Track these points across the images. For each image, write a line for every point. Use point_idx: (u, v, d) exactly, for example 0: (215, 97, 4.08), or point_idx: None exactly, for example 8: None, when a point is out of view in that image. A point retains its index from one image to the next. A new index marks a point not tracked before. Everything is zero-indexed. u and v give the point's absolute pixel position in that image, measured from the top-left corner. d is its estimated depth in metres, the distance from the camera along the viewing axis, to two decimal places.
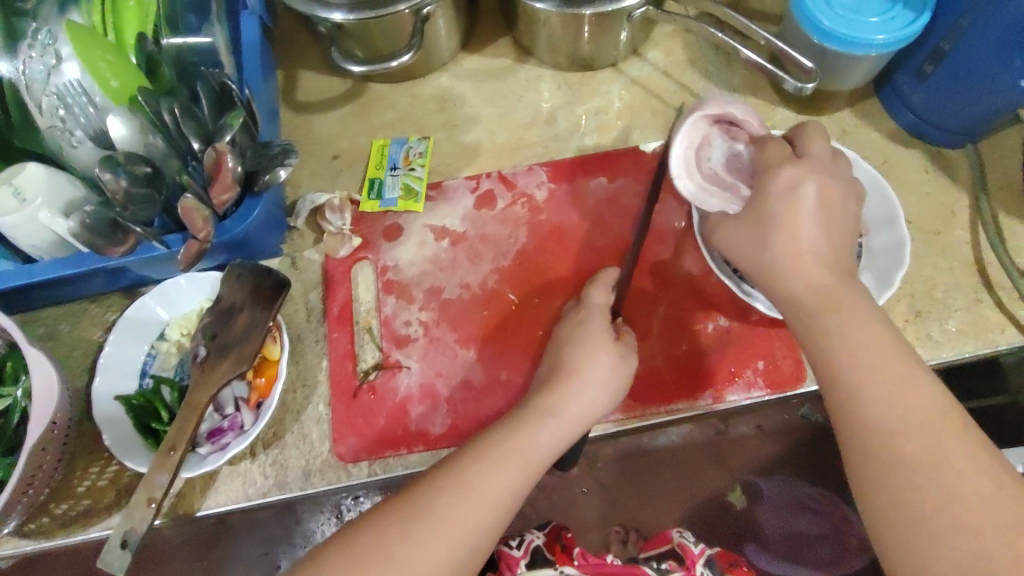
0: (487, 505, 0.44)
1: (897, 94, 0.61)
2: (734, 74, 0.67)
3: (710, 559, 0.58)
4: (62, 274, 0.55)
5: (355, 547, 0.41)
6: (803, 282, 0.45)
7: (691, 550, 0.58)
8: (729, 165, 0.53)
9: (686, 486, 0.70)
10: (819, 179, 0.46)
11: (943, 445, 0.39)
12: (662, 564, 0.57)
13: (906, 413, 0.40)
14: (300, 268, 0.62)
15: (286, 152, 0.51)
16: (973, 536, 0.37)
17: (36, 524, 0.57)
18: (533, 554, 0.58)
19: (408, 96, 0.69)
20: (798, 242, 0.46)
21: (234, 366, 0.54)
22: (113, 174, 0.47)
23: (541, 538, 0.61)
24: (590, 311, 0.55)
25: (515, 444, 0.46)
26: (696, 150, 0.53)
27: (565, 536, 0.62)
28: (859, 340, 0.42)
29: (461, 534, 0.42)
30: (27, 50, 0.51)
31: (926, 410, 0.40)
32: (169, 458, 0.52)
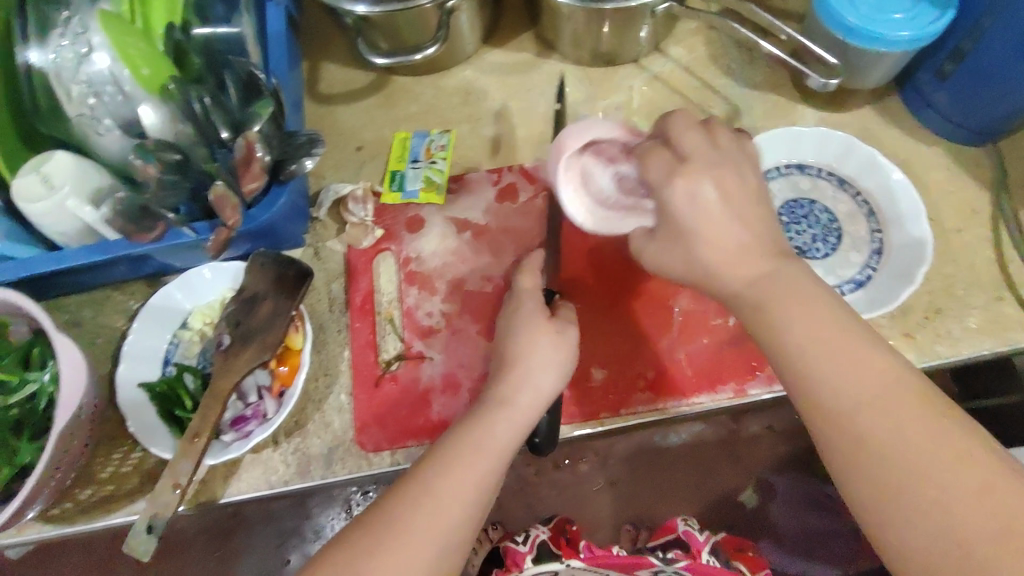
0: (444, 508, 0.43)
1: (918, 93, 0.61)
2: (756, 71, 0.67)
3: (710, 546, 0.74)
4: (93, 261, 0.55)
5: (357, 543, 0.42)
6: (734, 272, 0.45)
7: (692, 538, 0.73)
8: (622, 186, 0.52)
9: (698, 487, 0.89)
10: (716, 176, 0.45)
11: (905, 420, 0.39)
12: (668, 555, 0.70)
13: (866, 391, 0.40)
14: (322, 258, 0.63)
15: (312, 142, 0.52)
16: (933, 516, 0.37)
17: (60, 509, 0.58)
18: (537, 549, 0.73)
19: (431, 89, 0.69)
20: (724, 244, 0.44)
21: (257, 354, 0.55)
22: (144, 160, 0.48)
23: (546, 533, 0.77)
24: (520, 297, 0.54)
25: (472, 441, 0.46)
26: (585, 188, 0.53)
27: (569, 529, 0.80)
28: (804, 321, 0.42)
29: (447, 517, 0.43)
30: (59, 38, 0.51)
31: (886, 387, 0.40)
32: (193, 445, 0.53)
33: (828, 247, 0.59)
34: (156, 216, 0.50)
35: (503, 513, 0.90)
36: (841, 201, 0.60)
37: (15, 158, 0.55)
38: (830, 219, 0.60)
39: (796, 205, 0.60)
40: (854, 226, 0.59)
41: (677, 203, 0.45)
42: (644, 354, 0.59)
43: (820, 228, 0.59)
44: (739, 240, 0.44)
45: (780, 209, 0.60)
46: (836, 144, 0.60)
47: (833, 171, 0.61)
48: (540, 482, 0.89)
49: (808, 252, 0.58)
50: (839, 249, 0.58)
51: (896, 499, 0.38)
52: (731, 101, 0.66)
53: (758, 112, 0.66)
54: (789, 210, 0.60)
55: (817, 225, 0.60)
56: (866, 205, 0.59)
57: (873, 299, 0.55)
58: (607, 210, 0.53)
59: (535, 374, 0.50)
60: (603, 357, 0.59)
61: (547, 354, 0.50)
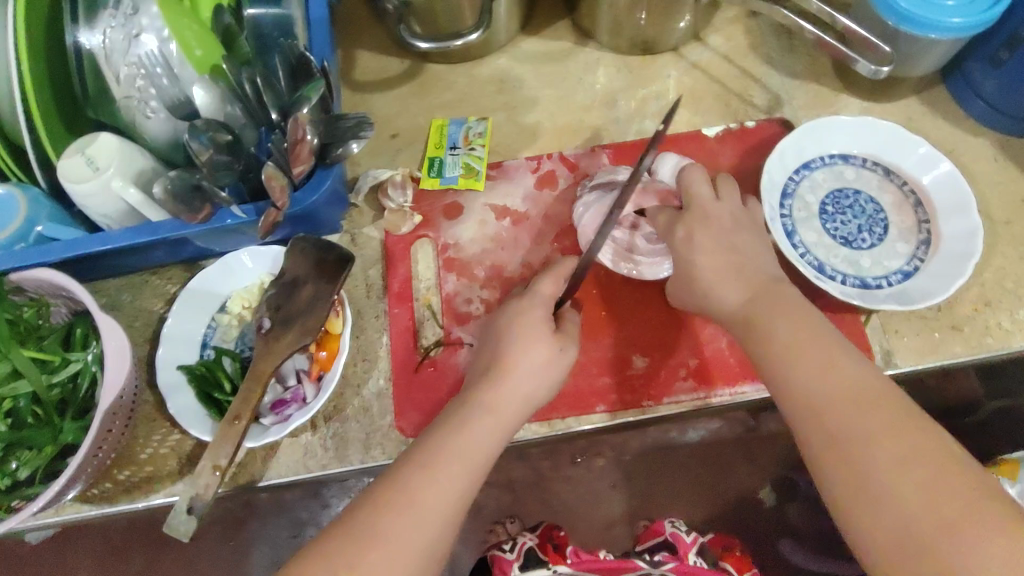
0: (432, 509, 0.42)
1: (966, 82, 0.62)
2: (796, 61, 0.67)
3: (702, 548, 0.63)
4: (136, 242, 0.54)
5: (412, 510, 0.42)
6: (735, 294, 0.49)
7: (684, 539, 0.63)
8: (650, 244, 0.60)
9: (714, 486, 0.74)
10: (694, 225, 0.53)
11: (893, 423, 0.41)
12: (655, 556, 0.62)
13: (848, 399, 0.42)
14: (359, 244, 0.63)
15: (360, 125, 0.52)
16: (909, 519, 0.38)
17: (99, 489, 0.58)
18: (525, 556, 0.61)
19: (466, 77, 0.69)
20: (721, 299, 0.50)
21: (298, 338, 0.54)
22: (198, 141, 0.48)
23: (533, 539, 0.63)
24: (534, 299, 0.53)
25: (454, 444, 0.45)
26: (620, 250, 0.60)
27: (557, 534, 0.64)
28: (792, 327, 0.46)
29: (434, 517, 0.42)
30: (109, 19, 0.52)
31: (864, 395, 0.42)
32: (233, 428, 0.51)
33: (875, 237, 0.58)
34: (207, 197, 0.50)
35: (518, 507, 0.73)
36: (887, 191, 0.60)
37: (58, 139, 0.55)
38: (876, 210, 0.59)
39: (841, 194, 0.60)
40: (900, 216, 0.59)
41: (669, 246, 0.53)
42: (684, 345, 0.59)
43: (864, 218, 0.59)
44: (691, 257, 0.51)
45: (824, 198, 0.60)
46: (882, 135, 0.60)
47: (879, 161, 0.60)
48: (555, 478, 0.71)
49: (853, 242, 0.58)
50: (885, 239, 0.58)
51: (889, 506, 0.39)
52: (771, 91, 0.66)
53: (799, 103, 0.65)
54: (833, 200, 0.60)
55: (863, 215, 0.59)
56: (913, 195, 0.59)
57: (921, 290, 0.55)
58: (638, 262, 0.59)
59: (524, 381, 0.49)
60: (645, 347, 0.59)
61: (541, 362, 0.50)
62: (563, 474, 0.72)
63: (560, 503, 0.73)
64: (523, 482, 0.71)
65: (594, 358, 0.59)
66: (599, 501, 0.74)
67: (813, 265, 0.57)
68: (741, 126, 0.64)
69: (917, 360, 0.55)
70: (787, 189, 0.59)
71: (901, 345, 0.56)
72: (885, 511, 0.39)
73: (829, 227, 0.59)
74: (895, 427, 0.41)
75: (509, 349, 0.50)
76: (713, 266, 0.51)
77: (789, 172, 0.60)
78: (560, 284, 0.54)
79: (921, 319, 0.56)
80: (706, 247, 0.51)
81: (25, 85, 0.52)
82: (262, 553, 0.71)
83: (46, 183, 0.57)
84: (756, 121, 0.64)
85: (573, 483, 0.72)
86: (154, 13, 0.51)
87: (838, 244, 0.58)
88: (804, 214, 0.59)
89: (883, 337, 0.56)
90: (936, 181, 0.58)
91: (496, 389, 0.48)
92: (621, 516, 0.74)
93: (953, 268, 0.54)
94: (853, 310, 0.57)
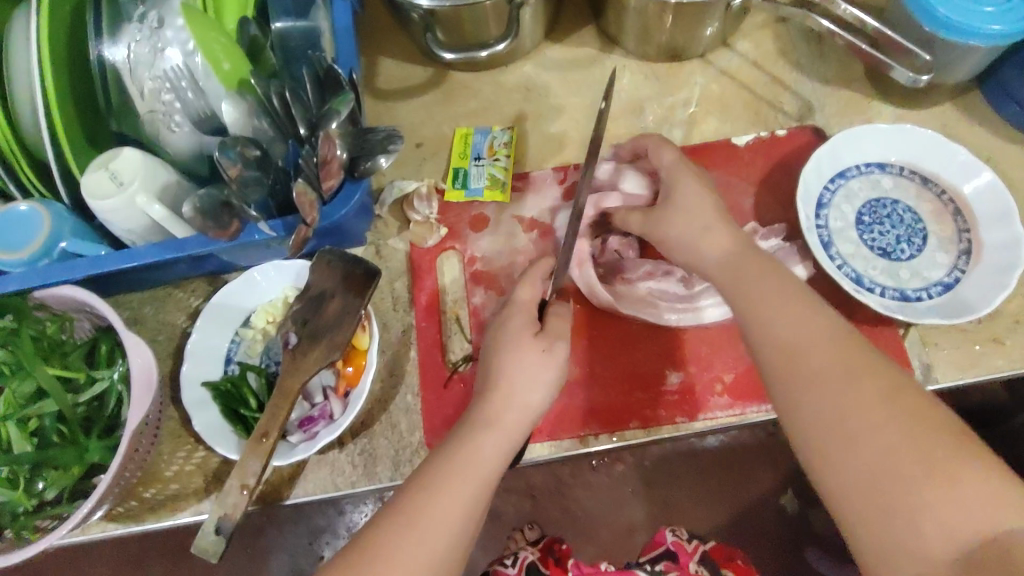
0: (449, 523, 0.41)
1: (1003, 88, 0.61)
2: (828, 66, 0.66)
3: (705, 556, 0.54)
4: (161, 258, 0.54)
5: (435, 513, 0.41)
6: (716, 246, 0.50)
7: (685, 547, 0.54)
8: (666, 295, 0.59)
9: (736, 488, 0.67)
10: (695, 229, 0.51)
11: (983, 505, 0.36)
12: (655, 566, 0.53)
13: (916, 453, 0.37)
14: (384, 256, 0.62)
15: (389, 138, 0.51)
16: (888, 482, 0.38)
17: (124, 508, 0.58)
18: (527, 570, 0.53)
19: (491, 85, 0.68)
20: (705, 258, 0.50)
21: (326, 354, 0.53)
22: (226, 158, 0.47)
23: (534, 554, 0.56)
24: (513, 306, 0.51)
25: (467, 454, 0.44)
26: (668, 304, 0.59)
27: (559, 549, 0.57)
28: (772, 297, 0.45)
29: (445, 530, 0.41)
30: (133, 33, 0.51)
31: (965, 463, 0.37)
32: (261, 445, 0.50)
33: (913, 247, 0.57)
34: (235, 213, 0.50)
35: (538, 513, 0.67)
36: (926, 199, 0.58)
37: (81, 156, 0.54)
38: (914, 220, 0.58)
39: (879, 204, 0.59)
40: (939, 226, 0.57)
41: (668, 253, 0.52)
42: (718, 359, 0.58)
43: (903, 228, 0.58)
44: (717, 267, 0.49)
45: (861, 208, 0.58)
46: (919, 142, 0.59)
47: (916, 169, 0.59)
48: (574, 483, 0.67)
49: (892, 253, 0.57)
50: (924, 250, 0.57)
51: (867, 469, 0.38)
52: (803, 97, 0.65)
53: (831, 110, 0.64)
54: (870, 210, 0.58)
55: (901, 225, 0.58)
56: (952, 204, 0.58)
57: (963, 303, 0.54)
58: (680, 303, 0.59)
59: (536, 385, 0.48)
60: (677, 361, 0.59)
61: (550, 367, 0.48)
62: (581, 481, 0.67)
63: (581, 511, 0.67)
64: (543, 489, 0.67)
65: (626, 374, 0.59)
66: (622, 506, 0.67)
67: (854, 277, 0.56)
68: (773, 135, 0.63)
69: (957, 374, 0.55)
70: (822, 200, 0.58)
71: (941, 358, 0.55)
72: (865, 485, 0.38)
73: (866, 238, 0.57)
74: (893, 412, 0.39)
75: (541, 352, 0.48)
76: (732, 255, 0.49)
77: (825, 182, 0.58)
78: (537, 288, 0.52)
79: (962, 332, 0.56)
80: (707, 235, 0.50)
81: (49, 103, 0.51)
82: (281, 563, 0.66)
83: (67, 197, 0.56)
84: (788, 129, 0.63)
85: (592, 489, 0.68)
86: (179, 25, 0.50)
87: (876, 255, 0.57)
88: (841, 225, 0.58)
89: (923, 351, 0.56)
90: (977, 192, 0.57)
91: (512, 392, 0.47)
92: (642, 523, 0.67)
93: (998, 280, 0.53)
94: (888, 322, 0.56)
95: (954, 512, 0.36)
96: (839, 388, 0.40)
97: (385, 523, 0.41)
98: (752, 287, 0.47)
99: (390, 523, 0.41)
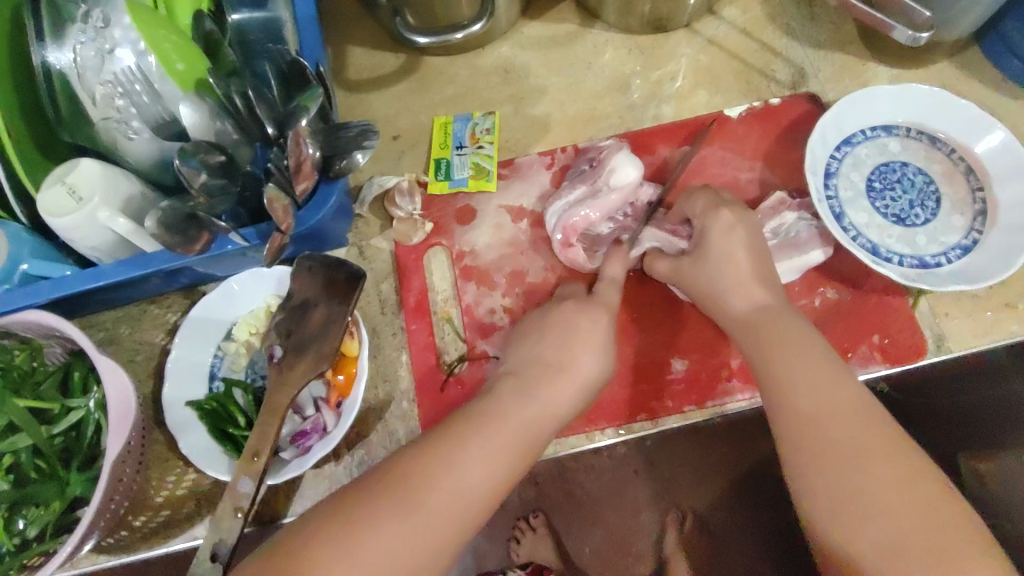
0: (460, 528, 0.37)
1: (1003, 41, 0.59)
2: (819, 29, 0.63)
3: None
4: (130, 276, 0.51)
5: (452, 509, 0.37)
6: (725, 243, 0.49)
7: None
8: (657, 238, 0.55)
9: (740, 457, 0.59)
10: (748, 229, 0.50)
11: (922, 512, 0.36)
12: None
13: (870, 463, 0.38)
14: (368, 257, 0.60)
15: (364, 134, 0.48)
16: (835, 481, 0.38)
17: (115, 539, 0.55)
18: None
19: (468, 69, 0.65)
20: (731, 249, 0.49)
21: (314, 366, 0.50)
22: (188, 166, 0.44)
23: None
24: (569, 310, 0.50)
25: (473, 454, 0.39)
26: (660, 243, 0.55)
27: None
28: (754, 306, 0.47)
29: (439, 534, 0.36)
30: (80, 35, 0.47)
31: (917, 470, 0.38)
32: (254, 465, 0.47)
33: (927, 212, 0.55)
34: (203, 225, 0.47)
35: (542, 499, 0.59)
36: (935, 160, 0.56)
37: (35, 170, 0.51)
38: (926, 182, 0.56)
39: (888, 168, 0.56)
40: (952, 187, 0.55)
41: (709, 243, 0.50)
42: (724, 345, 0.56)
43: (916, 192, 0.55)
44: (749, 269, 0.49)
45: (871, 175, 0.56)
46: (925, 100, 0.56)
47: (924, 129, 0.57)
48: (578, 468, 0.57)
49: (906, 220, 0.55)
50: (939, 213, 0.55)
51: (816, 463, 0.39)
52: (795, 64, 0.62)
53: (825, 75, 0.62)
54: (880, 175, 0.56)
55: (913, 189, 0.56)
56: (963, 163, 0.55)
57: (983, 266, 0.52)
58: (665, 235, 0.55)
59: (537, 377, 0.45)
60: (682, 348, 0.57)
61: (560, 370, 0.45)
62: (584, 465, 0.57)
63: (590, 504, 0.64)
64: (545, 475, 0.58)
65: (628, 364, 0.57)
66: (623, 489, 0.59)
67: (869, 249, 0.53)
68: (766, 105, 0.60)
69: (970, 342, 0.54)
70: (830, 169, 0.56)
71: (952, 327, 0.54)
72: (814, 478, 0.39)
73: (879, 206, 0.55)
74: (852, 419, 0.40)
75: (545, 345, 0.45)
76: (753, 262, 0.49)
77: (831, 150, 0.56)
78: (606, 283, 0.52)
79: (973, 299, 0.55)
80: (737, 236, 0.50)
81: None
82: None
83: (25, 217, 0.52)
84: (782, 98, 0.61)
85: (596, 473, 0.57)
86: (127, 23, 0.46)
87: (890, 223, 0.55)
88: (852, 194, 0.55)
89: (933, 320, 0.55)
90: (992, 149, 0.55)
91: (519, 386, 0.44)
92: (645, 503, 0.59)
93: (1019, 237, 0.51)
94: (897, 293, 0.55)
95: (889, 517, 0.36)
96: (803, 389, 0.42)
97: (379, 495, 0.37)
98: (751, 290, 0.48)
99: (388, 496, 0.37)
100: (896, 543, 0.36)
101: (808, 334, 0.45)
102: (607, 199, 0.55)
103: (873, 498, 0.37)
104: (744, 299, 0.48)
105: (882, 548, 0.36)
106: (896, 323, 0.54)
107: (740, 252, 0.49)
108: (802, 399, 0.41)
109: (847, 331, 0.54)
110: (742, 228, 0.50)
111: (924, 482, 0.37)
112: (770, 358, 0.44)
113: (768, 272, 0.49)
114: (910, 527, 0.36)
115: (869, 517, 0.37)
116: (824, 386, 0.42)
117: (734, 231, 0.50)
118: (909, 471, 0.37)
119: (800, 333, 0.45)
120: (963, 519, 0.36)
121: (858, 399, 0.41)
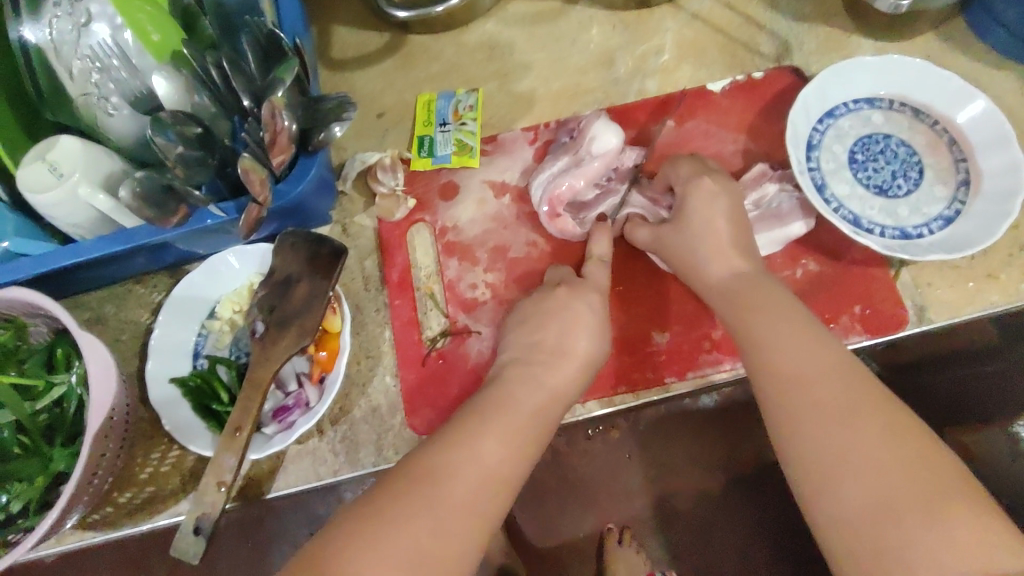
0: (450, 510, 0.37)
1: (987, 11, 0.59)
2: (804, 2, 0.63)
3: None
4: (110, 252, 0.50)
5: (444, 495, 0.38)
6: (706, 215, 0.49)
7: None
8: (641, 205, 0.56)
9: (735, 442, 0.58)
10: (729, 201, 0.50)
11: (909, 465, 0.36)
12: None
13: (855, 420, 0.38)
14: (351, 234, 0.60)
15: (341, 106, 0.48)
16: (821, 439, 0.38)
17: (99, 515, 0.55)
18: None
19: (453, 46, 0.64)
20: (712, 219, 0.49)
21: (295, 341, 0.50)
22: (164, 137, 0.45)
23: None
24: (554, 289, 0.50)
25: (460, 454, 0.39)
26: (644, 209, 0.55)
27: None
28: (738, 276, 0.47)
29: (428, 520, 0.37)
30: (55, 10, 0.48)
31: (902, 425, 0.38)
32: (236, 440, 0.48)
33: (910, 183, 0.54)
34: (180, 197, 0.47)
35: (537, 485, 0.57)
36: (918, 131, 0.56)
37: (18, 148, 0.51)
38: (909, 153, 0.56)
39: (871, 140, 0.56)
40: (935, 157, 0.55)
41: (690, 215, 0.50)
42: (706, 317, 0.56)
43: (899, 163, 0.55)
44: (729, 240, 0.49)
45: (853, 146, 0.56)
46: (908, 71, 0.56)
47: (907, 100, 0.56)
48: (571, 453, 0.57)
49: (889, 191, 0.54)
50: (922, 184, 0.54)
51: (801, 423, 0.39)
52: (779, 37, 0.62)
53: (810, 48, 0.61)
54: (863, 147, 0.56)
55: (896, 160, 0.55)
56: (946, 133, 0.55)
57: (964, 235, 0.51)
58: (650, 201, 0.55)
59: None
60: (664, 321, 0.57)
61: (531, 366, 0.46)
62: (578, 449, 0.57)
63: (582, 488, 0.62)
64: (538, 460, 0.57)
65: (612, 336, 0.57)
66: (617, 471, 0.57)
67: (852, 221, 0.53)
68: (749, 79, 0.60)
69: (953, 313, 0.54)
70: (812, 141, 0.55)
71: (935, 298, 0.54)
72: (800, 438, 0.39)
73: (861, 177, 0.55)
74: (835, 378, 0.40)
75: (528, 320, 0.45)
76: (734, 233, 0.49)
77: (813, 122, 0.56)
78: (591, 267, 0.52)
79: (956, 269, 0.54)
80: (717, 208, 0.50)
81: None
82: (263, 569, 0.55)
83: (7, 194, 0.52)
84: (765, 72, 0.60)
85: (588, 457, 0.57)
86: None
87: (872, 194, 0.54)
88: (834, 166, 0.55)
89: (917, 292, 0.55)
90: (975, 119, 0.54)
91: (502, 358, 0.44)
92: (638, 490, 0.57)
93: (1001, 206, 0.51)
94: (881, 265, 0.55)
95: (876, 472, 0.36)
96: (786, 351, 0.42)
97: (379, 501, 0.38)
98: (732, 261, 0.48)
99: (389, 501, 0.38)
100: (883, 498, 0.36)
101: (787, 301, 0.45)
102: (590, 167, 0.55)
103: (859, 454, 0.37)
104: (724, 270, 0.48)
105: (869, 503, 0.36)
106: (880, 295, 0.54)
107: (721, 223, 0.49)
108: (785, 361, 0.41)
109: (829, 303, 0.54)
110: (722, 199, 0.50)
111: (910, 436, 0.37)
112: (751, 322, 0.44)
113: (749, 243, 0.49)
114: (898, 481, 0.36)
115: (855, 473, 0.37)
116: (806, 347, 0.42)
117: (714, 202, 0.50)
118: (895, 427, 0.37)
119: (781, 298, 0.45)
120: (950, 472, 0.36)
121: (841, 359, 0.41)
